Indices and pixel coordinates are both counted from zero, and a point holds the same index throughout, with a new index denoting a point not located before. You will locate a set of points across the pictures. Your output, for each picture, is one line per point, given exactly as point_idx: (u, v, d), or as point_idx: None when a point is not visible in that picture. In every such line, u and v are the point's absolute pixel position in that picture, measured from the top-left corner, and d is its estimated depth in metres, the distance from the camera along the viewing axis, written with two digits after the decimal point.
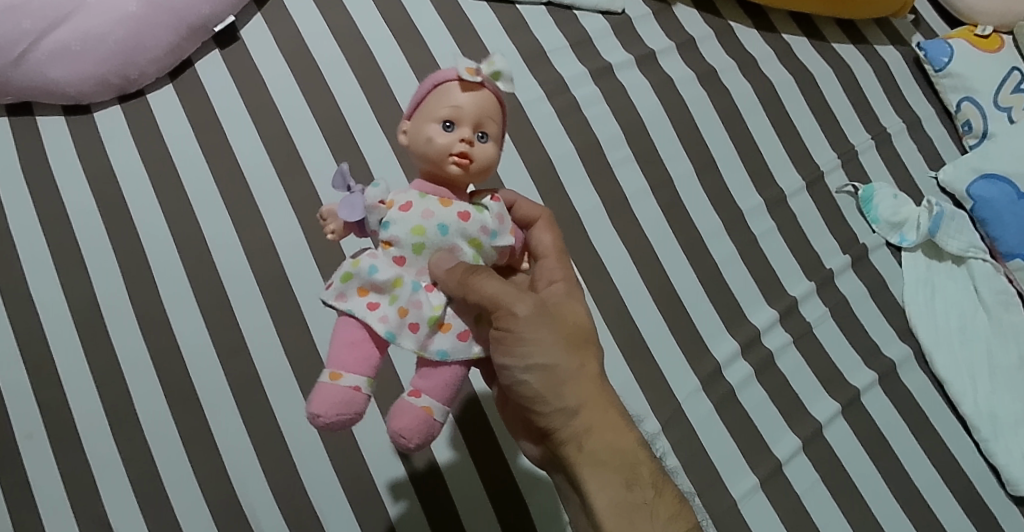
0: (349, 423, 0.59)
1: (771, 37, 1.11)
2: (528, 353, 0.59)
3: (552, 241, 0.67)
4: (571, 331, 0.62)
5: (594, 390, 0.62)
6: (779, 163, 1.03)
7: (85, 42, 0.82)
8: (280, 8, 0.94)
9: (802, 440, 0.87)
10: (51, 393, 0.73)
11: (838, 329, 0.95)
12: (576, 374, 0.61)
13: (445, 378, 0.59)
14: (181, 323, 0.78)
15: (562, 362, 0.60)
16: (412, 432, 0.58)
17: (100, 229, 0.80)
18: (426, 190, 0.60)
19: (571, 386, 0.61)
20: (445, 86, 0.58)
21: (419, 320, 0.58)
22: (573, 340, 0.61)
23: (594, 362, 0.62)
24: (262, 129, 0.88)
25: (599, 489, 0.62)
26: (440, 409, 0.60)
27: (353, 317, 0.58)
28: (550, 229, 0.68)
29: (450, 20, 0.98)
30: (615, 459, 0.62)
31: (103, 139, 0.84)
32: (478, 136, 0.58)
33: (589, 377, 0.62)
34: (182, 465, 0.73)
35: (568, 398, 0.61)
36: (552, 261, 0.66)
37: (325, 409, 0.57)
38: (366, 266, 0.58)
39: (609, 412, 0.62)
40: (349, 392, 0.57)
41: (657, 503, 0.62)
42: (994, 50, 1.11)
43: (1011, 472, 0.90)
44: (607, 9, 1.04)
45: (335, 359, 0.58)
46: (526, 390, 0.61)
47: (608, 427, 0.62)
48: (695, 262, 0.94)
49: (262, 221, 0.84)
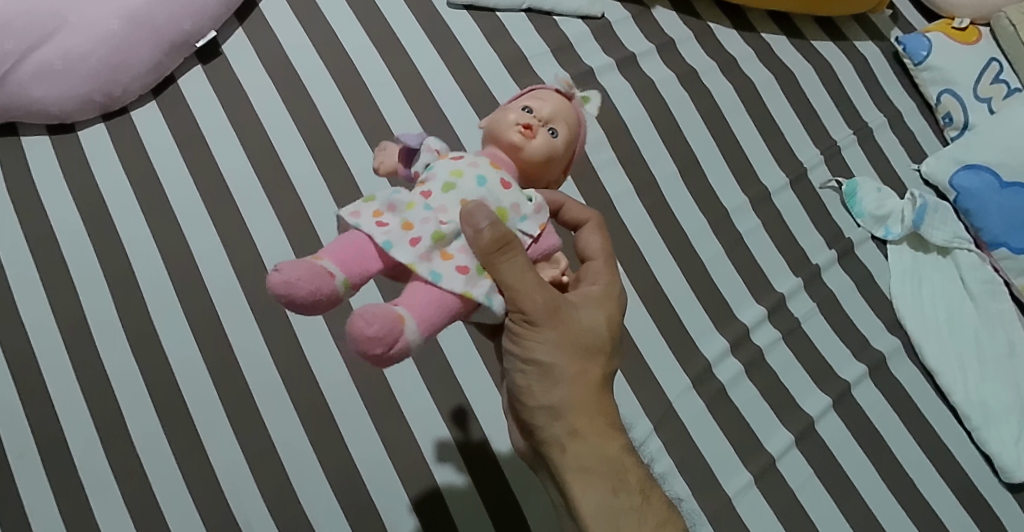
0: (311, 308, 0.52)
1: (750, 37, 1.12)
2: (531, 348, 0.59)
3: (601, 243, 0.65)
4: (576, 331, 0.59)
5: (587, 396, 0.60)
6: (763, 162, 1.03)
7: (67, 60, 0.82)
8: (262, 22, 0.95)
9: (794, 435, 0.87)
10: (43, 412, 0.74)
11: (827, 324, 0.95)
12: (575, 377, 0.60)
13: (437, 314, 0.54)
14: (170, 338, 0.78)
15: (562, 362, 0.59)
16: (376, 322, 0.51)
17: (88, 248, 0.80)
18: (494, 159, 0.61)
19: (567, 388, 0.59)
20: (539, 88, 0.64)
21: (422, 235, 0.55)
22: (578, 341, 0.59)
23: (596, 366, 0.61)
24: (246, 143, 0.88)
25: (582, 490, 0.61)
26: (414, 328, 0.53)
27: (359, 232, 0.55)
28: (601, 232, 0.66)
29: (431, 30, 0.99)
30: (602, 461, 0.61)
31: (88, 157, 0.85)
32: (550, 135, 0.61)
33: (586, 380, 0.60)
34: (176, 481, 0.73)
35: (560, 399, 0.59)
36: (600, 265, 0.64)
37: (297, 273, 0.51)
38: (387, 192, 0.57)
39: (601, 417, 0.61)
40: (324, 270, 0.52)
41: (644, 511, 0.61)
42: (972, 42, 1.12)
43: (1004, 459, 0.90)
44: (587, 14, 1.05)
45: (326, 249, 0.54)
46: (522, 383, 0.60)
47: (600, 432, 0.61)
48: (681, 261, 0.94)
49: (247, 234, 0.84)
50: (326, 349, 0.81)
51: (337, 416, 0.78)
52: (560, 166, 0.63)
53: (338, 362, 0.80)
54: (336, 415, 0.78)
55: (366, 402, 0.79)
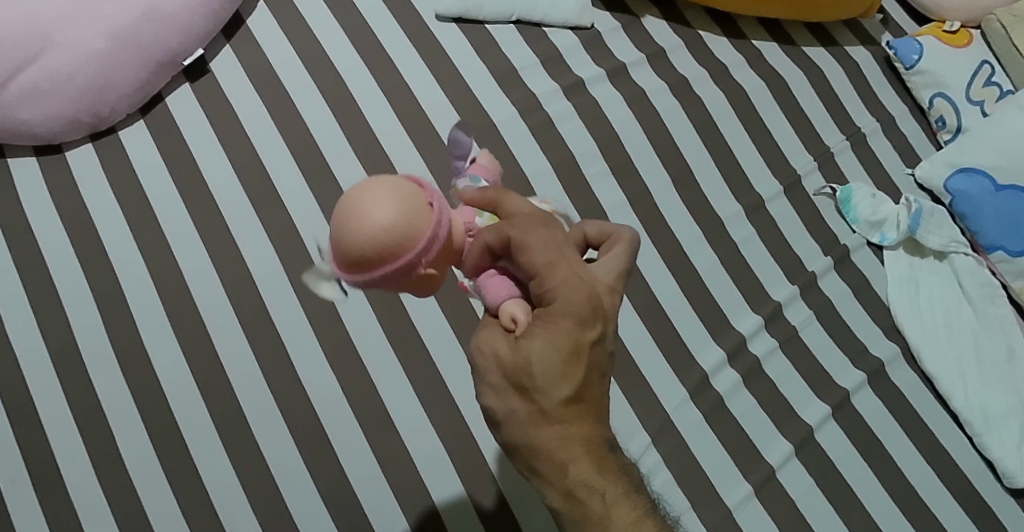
0: None
1: (740, 44, 1.12)
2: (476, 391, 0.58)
3: (541, 257, 0.54)
4: (511, 372, 0.55)
5: (536, 437, 0.57)
6: (757, 171, 1.03)
7: (54, 81, 0.82)
8: (250, 40, 0.94)
9: (794, 445, 0.86)
10: (33, 437, 0.73)
11: (824, 332, 0.95)
12: (520, 419, 0.56)
13: None
14: (160, 359, 0.77)
15: (500, 405, 0.56)
16: None
17: (77, 270, 0.80)
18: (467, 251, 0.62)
19: (513, 430, 0.57)
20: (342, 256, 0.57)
21: None
22: (514, 381, 0.55)
23: (538, 405, 0.56)
24: (234, 160, 0.88)
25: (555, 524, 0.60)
26: None
27: None
28: (543, 240, 0.54)
29: (420, 43, 0.98)
30: (564, 501, 0.58)
31: (75, 178, 0.84)
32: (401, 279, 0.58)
33: (533, 419, 0.56)
34: (170, 505, 0.72)
35: (511, 440, 0.57)
36: (541, 282, 0.54)
37: None
38: None
39: (559, 452, 0.57)
40: None
41: None
42: (963, 45, 1.12)
43: (1007, 464, 0.90)
44: (576, 24, 1.05)
45: None
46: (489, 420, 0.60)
47: (558, 475, 0.57)
48: (676, 271, 0.94)
49: (238, 253, 0.83)
50: (319, 367, 0.80)
51: (331, 434, 0.77)
52: (410, 286, 0.55)
53: (332, 380, 0.79)
54: (330, 434, 0.77)
55: (361, 420, 0.78)
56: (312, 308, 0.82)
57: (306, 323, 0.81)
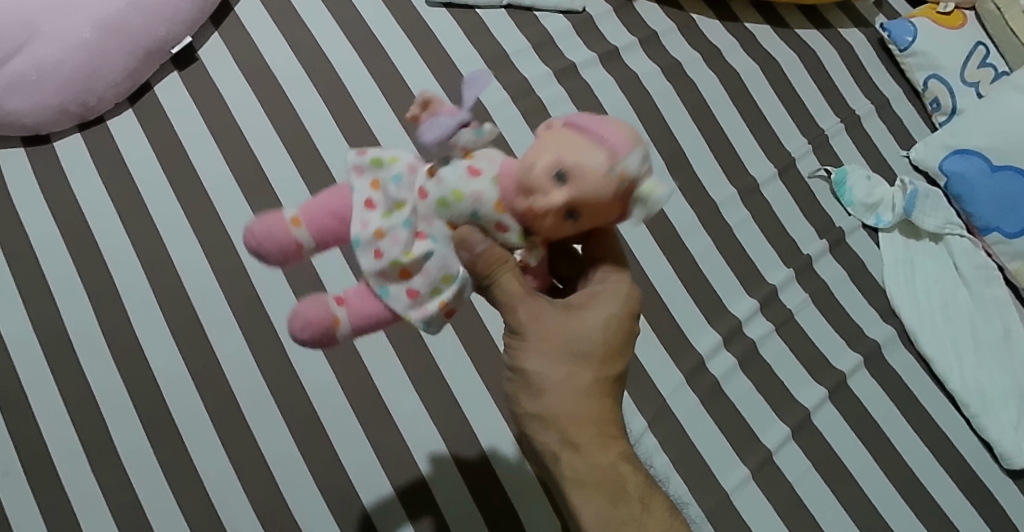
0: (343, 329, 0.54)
1: (733, 27, 1.11)
2: (518, 354, 0.57)
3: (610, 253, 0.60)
4: (568, 338, 0.57)
5: (578, 406, 0.57)
6: (751, 154, 1.02)
7: (41, 70, 0.81)
8: (239, 27, 0.94)
9: (791, 428, 0.86)
10: (26, 429, 0.72)
11: (820, 315, 0.94)
12: (566, 384, 0.57)
13: (370, 313, 0.54)
14: (152, 348, 0.77)
15: (549, 367, 0.57)
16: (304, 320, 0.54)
17: (67, 260, 0.79)
18: (390, 200, 0.53)
19: (556, 395, 0.57)
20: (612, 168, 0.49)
21: (389, 253, 0.52)
22: (571, 347, 0.56)
23: (590, 372, 0.57)
24: (225, 148, 0.87)
25: (581, 501, 0.59)
26: (344, 329, 0.54)
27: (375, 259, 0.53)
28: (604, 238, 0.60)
29: (411, 29, 0.98)
30: (599, 472, 0.58)
31: (65, 168, 0.83)
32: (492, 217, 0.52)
33: (577, 385, 0.57)
34: (165, 495, 0.72)
35: (550, 407, 0.57)
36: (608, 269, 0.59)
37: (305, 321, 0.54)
38: (391, 173, 0.53)
39: (593, 425, 0.58)
40: (327, 316, 0.54)
41: (645, 520, 0.59)
42: (958, 26, 1.12)
43: (1004, 445, 0.89)
44: (567, 8, 1.04)
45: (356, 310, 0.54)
46: (514, 392, 0.59)
47: (596, 447, 0.58)
48: (671, 255, 0.93)
49: (229, 242, 0.83)
50: (312, 355, 0.79)
51: (326, 422, 0.77)
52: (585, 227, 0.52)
53: (326, 369, 0.79)
54: (325, 422, 0.77)
55: (355, 408, 0.78)
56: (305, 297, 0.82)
57: None
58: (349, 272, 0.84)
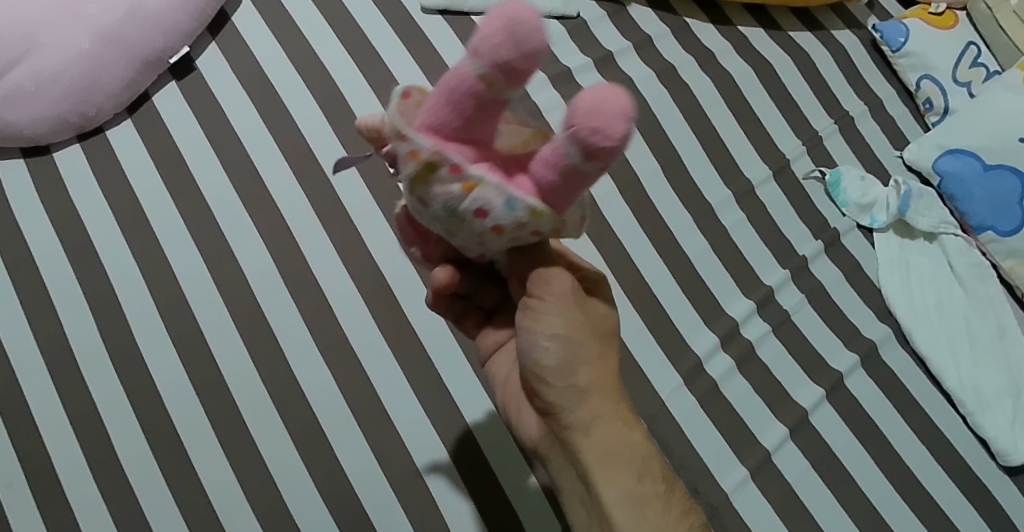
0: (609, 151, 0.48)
1: (726, 30, 1.12)
2: (556, 325, 0.59)
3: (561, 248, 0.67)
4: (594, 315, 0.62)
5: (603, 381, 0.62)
6: (746, 156, 1.03)
7: (40, 82, 0.82)
8: (236, 36, 0.94)
9: (789, 428, 0.87)
10: (29, 437, 0.73)
11: (817, 316, 0.95)
12: (595, 359, 0.61)
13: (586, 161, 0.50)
14: (153, 357, 0.77)
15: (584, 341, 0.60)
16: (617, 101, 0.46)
17: (67, 269, 0.80)
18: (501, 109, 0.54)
19: (589, 367, 0.61)
20: None
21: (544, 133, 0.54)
22: (596, 323, 0.62)
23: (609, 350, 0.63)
24: (223, 157, 0.88)
25: (611, 476, 0.60)
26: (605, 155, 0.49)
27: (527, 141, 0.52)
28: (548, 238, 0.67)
29: (407, 36, 0.98)
30: (625, 448, 0.61)
31: (64, 178, 0.84)
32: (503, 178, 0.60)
33: (603, 363, 0.62)
34: (167, 502, 0.72)
35: (583, 380, 0.61)
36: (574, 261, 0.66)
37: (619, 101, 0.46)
38: None
39: (618, 403, 0.62)
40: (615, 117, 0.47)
41: (666, 496, 0.62)
42: (949, 27, 1.13)
43: (1000, 442, 0.90)
44: (562, 14, 1.05)
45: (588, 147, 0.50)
46: (545, 366, 0.60)
47: (619, 421, 0.62)
48: (667, 257, 0.94)
49: (228, 249, 0.83)
50: (312, 362, 0.80)
51: (327, 429, 0.77)
52: None
53: (326, 375, 0.80)
54: (325, 428, 0.77)
55: (355, 414, 0.79)
56: (305, 303, 0.82)
57: (299, 319, 0.81)
58: (348, 279, 0.84)
